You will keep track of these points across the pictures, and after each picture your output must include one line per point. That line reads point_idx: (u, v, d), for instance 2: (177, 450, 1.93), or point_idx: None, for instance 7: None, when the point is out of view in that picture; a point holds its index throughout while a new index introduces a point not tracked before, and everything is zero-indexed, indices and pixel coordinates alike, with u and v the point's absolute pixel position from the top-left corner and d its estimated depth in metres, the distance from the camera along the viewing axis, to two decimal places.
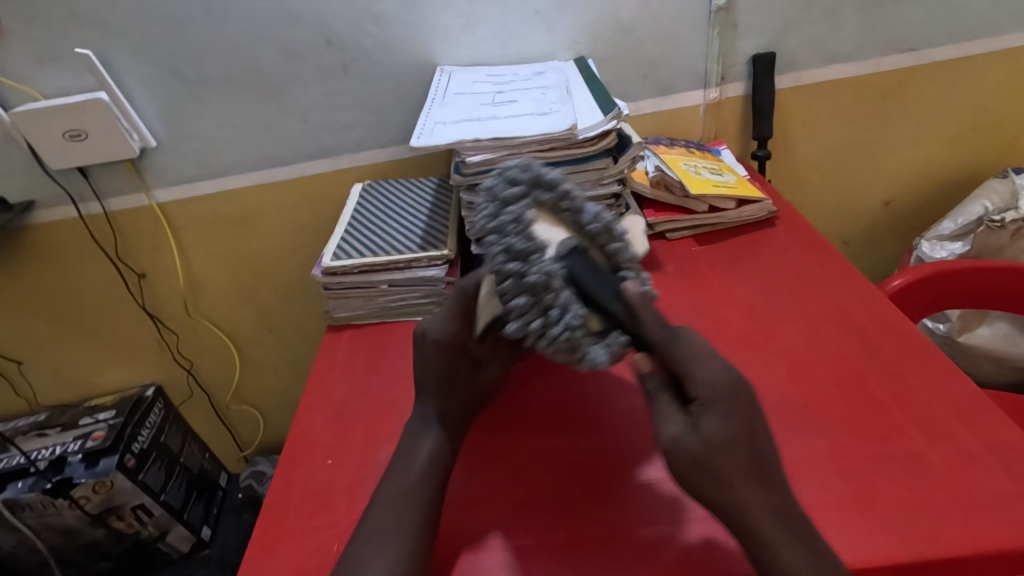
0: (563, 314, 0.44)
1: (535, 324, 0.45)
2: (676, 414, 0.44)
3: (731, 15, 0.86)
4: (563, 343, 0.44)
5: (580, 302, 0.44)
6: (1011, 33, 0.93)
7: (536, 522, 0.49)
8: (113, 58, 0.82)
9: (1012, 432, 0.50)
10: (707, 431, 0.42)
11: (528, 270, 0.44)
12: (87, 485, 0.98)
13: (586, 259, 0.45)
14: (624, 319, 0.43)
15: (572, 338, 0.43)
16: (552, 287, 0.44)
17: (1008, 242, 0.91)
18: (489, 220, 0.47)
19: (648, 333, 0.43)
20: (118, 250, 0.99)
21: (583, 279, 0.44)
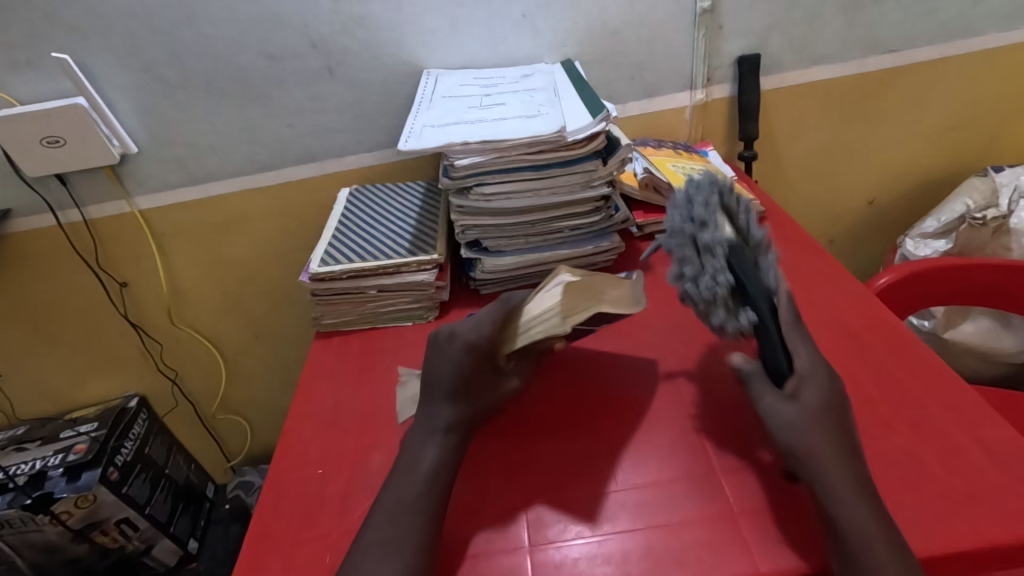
0: (706, 275, 0.49)
1: (686, 272, 0.50)
2: (774, 389, 0.47)
3: (716, 17, 0.87)
4: (704, 296, 0.49)
5: (736, 276, 0.49)
6: (990, 34, 0.95)
7: (548, 528, 0.48)
8: (91, 63, 0.81)
9: (1001, 428, 0.50)
10: (808, 402, 0.46)
11: (704, 233, 0.50)
12: (69, 500, 0.95)
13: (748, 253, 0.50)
14: (753, 294, 0.49)
15: (704, 298, 0.49)
16: (717, 253, 0.49)
17: (990, 239, 0.94)
18: (700, 197, 0.52)
19: (780, 314, 0.49)
20: (99, 259, 0.96)
21: (738, 266, 0.49)
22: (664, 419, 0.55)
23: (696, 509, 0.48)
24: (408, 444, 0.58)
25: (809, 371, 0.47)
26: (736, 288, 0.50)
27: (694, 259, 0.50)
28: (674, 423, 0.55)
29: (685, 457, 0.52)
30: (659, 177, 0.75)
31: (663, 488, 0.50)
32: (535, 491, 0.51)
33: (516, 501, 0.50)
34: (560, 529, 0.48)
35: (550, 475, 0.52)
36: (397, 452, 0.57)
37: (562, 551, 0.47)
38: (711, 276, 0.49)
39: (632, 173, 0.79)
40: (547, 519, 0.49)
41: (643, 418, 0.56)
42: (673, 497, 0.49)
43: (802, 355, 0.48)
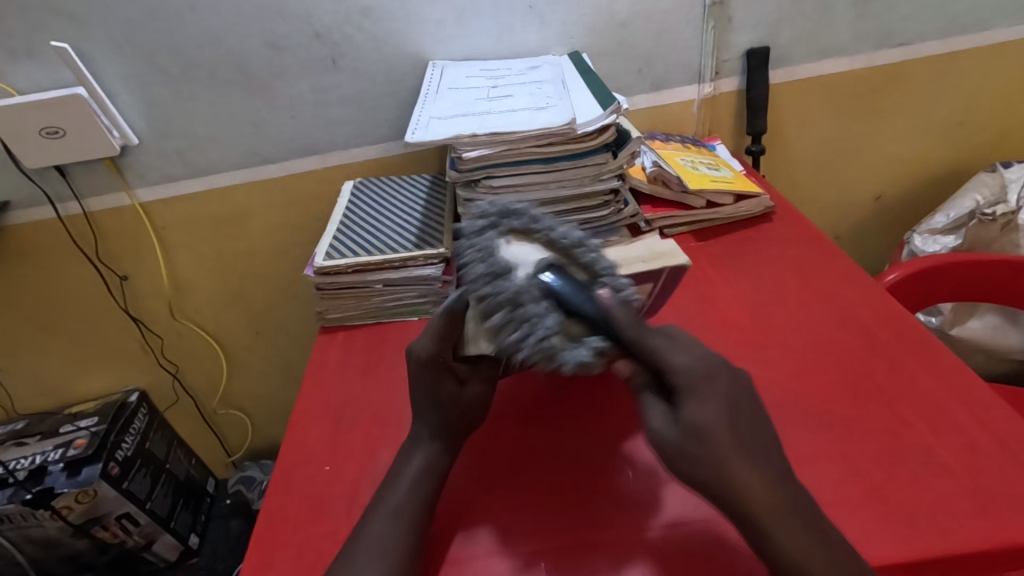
0: (535, 327, 0.47)
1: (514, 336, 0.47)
2: (660, 405, 0.44)
3: (725, 9, 0.86)
4: (542, 349, 0.46)
5: (568, 293, 0.47)
6: (1000, 28, 0.94)
7: (628, 511, 0.48)
8: (91, 52, 0.79)
9: (1017, 425, 0.50)
10: (692, 418, 0.41)
11: (508, 286, 0.49)
12: (69, 494, 0.95)
13: (561, 281, 0.48)
14: (604, 319, 0.46)
15: (541, 344, 0.46)
16: (532, 299, 0.48)
17: (999, 235, 0.93)
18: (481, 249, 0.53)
19: (622, 332, 0.45)
20: (99, 252, 0.95)
21: (559, 291, 0.48)
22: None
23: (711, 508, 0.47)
24: None
25: None
26: (570, 313, 0.47)
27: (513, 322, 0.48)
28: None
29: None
30: (668, 172, 0.75)
31: (677, 486, 0.49)
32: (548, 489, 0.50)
33: (529, 498, 0.50)
34: (572, 528, 0.47)
35: (563, 472, 0.52)
36: None
37: (574, 550, 0.46)
38: (539, 324, 0.47)
39: (641, 168, 0.79)
40: (560, 517, 0.48)
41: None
42: (687, 494, 0.48)
43: (674, 358, 0.44)
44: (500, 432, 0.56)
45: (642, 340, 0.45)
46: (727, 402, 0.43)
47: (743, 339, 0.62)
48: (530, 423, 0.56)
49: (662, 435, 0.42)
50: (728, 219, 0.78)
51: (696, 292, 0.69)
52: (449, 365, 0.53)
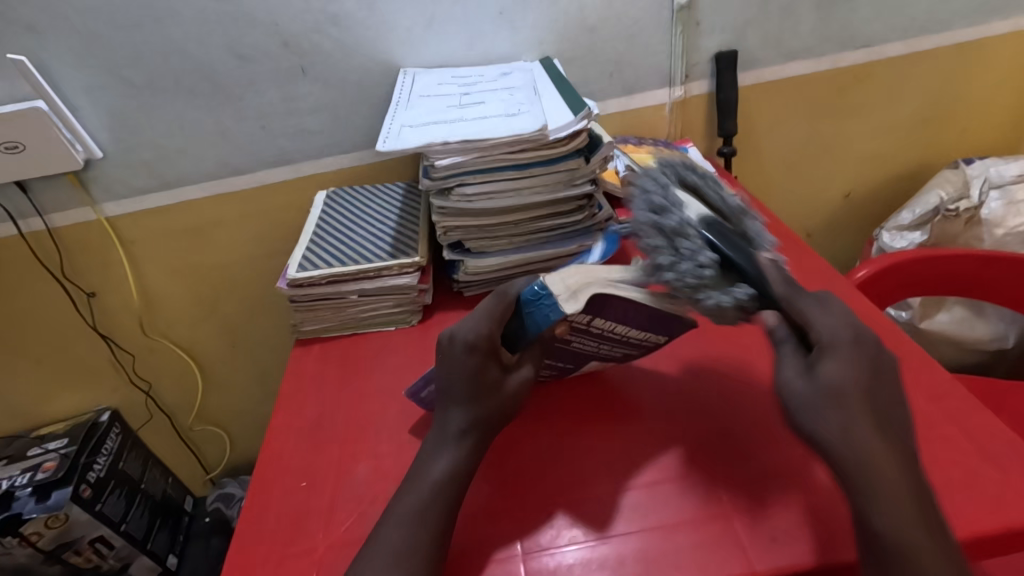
0: (686, 258, 0.45)
1: (660, 260, 0.45)
2: (797, 359, 0.44)
3: (693, 13, 0.87)
4: (687, 283, 0.45)
5: (724, 248, 0.46)
6: (958, 29, 0.96)
7: (648, 511, 0.48)
8: (50, 65, 0.77)
9: (982, 415, 0.51)
10: (828, 374, 0.41)
11: (667, 218, 0.46)
12: (39, 520, 0.92)
13: (721, 232, 0.47)
14: (754, 275, 0.45)
15: (682, 279, 0.44)
16: (688, 233, 0.47)
17: (962, 231, 0.97)
18: (658, 185, 0.49)
19: (774, 289, 0.45)
20: (65, 269, 0.93)
21: (720, 239, 0.46)
22: (687, 411, 0.55)
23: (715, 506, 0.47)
24: (393, 453, 0.56)
25: (832, 333, 0.44)
26: (724, 262, 0.46)
27: (665, 239, 0.46)
28: (662, 424, 0.55)
29: (708, 454, 0.51)
30: None
31: (659, 488, 0.49)
32: (558, 493, 0.50)
33: (509, 508, 0.50)
34: (552, 535, 0.47)
35: (543, 480, 0.52)
36: (383, 462, 0.56)
37: (555, 558, 0.46)
38: (688, 254, 0.45)
39: (615, 172, 0.80)
40: (550, 523, 0.48)
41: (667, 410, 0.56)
42: (695, 492, 0.49)
43: (820, 319, 0.44)
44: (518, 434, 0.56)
45: (792, 298, 0.45)
46: (864, 388, 0.41)
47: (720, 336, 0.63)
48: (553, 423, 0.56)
49: (828, 328, 0.44)
50: None
51: None
52: (495, 350, 0.50)
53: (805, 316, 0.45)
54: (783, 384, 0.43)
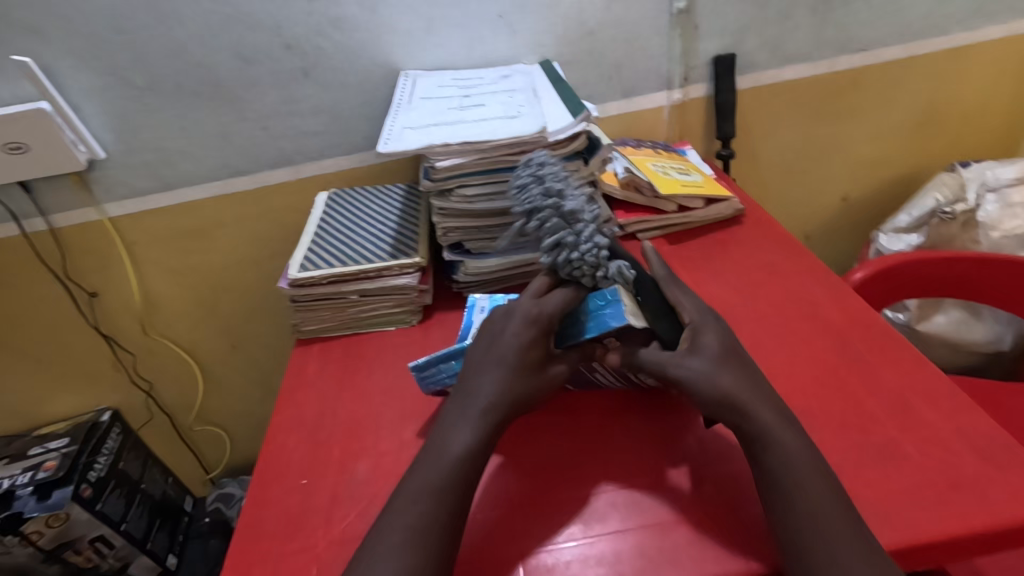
0: (580, 241, 0.56)
1: (566, 240, 0.56)
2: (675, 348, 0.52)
3: (691, 17, 0.87)
4: (590, 260, 0.55)
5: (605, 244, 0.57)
6: (954, 33, 0.97)
7: (631, 511, 0.48)
8: (54, 66, 0.78)
9: (977, 414, 0.52)
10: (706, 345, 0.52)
11: (572, 213, 0.57)
12: (39, 519, 0.92)
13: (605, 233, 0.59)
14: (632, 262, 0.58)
15: (585, 258, 0.55)
16: (580, 220, 0.57)
17: (959, 233, 0.97)
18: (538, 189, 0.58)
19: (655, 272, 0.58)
20: (67, 269, 0.93)
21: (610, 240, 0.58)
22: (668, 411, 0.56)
23: (702, 505, 0.48)
24: (393, 452, 0.57)
25: (696, 317, 0.55)
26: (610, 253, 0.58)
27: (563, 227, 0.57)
28: (641, 424, 0.55)
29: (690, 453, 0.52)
30: (639, 177, 0.76)
31: (655, 486, 0.50)
32: (539, 493, 0.51)
33: (506, 504, 0.50)
34: (550, 532, 0.48)
35: (538, 479, 0.52)
36: (383, 460, 0.56)
37: (553, 554, 0.46)
38: (584, 240, 0.56)
39: (613, 173, 0.81)
40: (541, 522, 0.49)
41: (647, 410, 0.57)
42: (680, 491, 0.49)
43: (686, 303, 0.56)
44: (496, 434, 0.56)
45: (665, 283, 0.57)
46: (732, 362, 0.51)
47: None
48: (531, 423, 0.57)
49: (693, 309, 0.56)
50: (699, 223, 0.80)
51: None
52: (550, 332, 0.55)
53: (673, 299, 0.56)
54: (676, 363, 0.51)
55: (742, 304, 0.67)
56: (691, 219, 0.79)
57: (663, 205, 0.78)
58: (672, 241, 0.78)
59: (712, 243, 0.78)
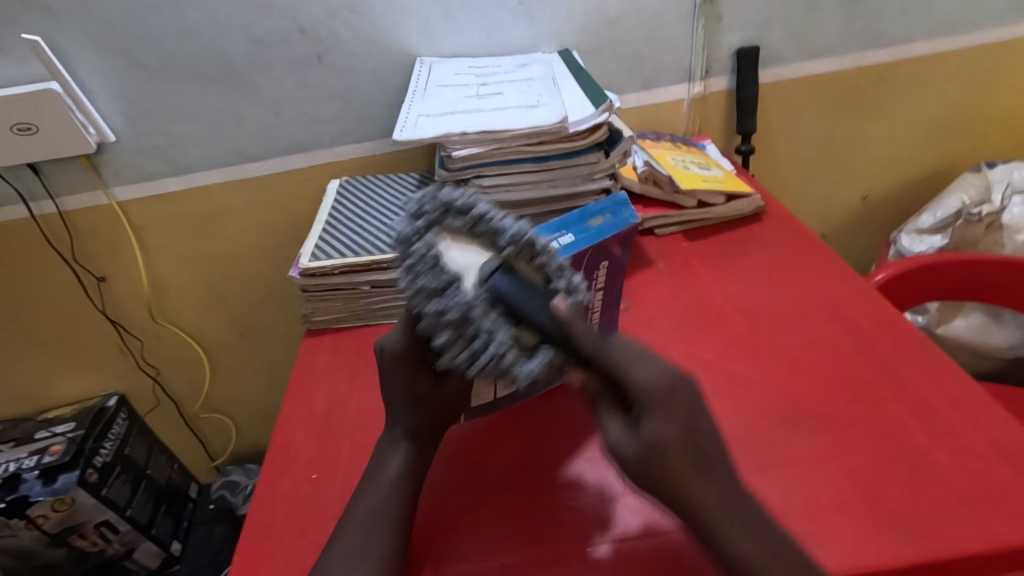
0: (489, 337, 0.39)
1: (470, 332, 0.40)
2: None
3: (716, 8, 0.85)
4: (491, 367, 0.40)
5: (533, 317, 0.39)
6: (986, 29, 0.94)
7: (641, 515, 0.48)
8: (64, 46, 0.76)
9: (1008, 423, 0.50)
10: None
11: (447, 305, 0.40)
12: (45, 503, 0.92)
13: (522, 277, 0.41)
14: (556, 326, 0.39)
15: (495, 358, 0.39)
16: (472, 316, 0.40)
17: (983, 236, 0.95)
18: (420, 258, 0.42)
19: (580, 346, 0.39)
20: (75, 252, 0.92)
21: (509, 289, 0.40)
22: None
23: None
24: None
25: (650, 385, 0.40)
26: (518, 328, 0.40)
27: (456, 334, 0.40)
28: None
29: None
30: (659, 172, 0.75)
31: None
32: (543, 497, 0.50)
33: (522, 506, 0.49)
34: (566, 536, 0.47)
35: (541, 482, 0.51)
36: None
37: (568, 560, 0.45)
38: (484, 342, 0.39)
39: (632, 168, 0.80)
40: (553, 525, 0.48)
41: None
42: None
43: None
44: (494, 435, 0.55)
45: (598, 352, 0.39)
46: None
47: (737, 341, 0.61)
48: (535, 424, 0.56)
49: None
50: (719, 219, 0.78)
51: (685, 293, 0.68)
52: None
53: (622, 367, 0.40)
54: (611, 445, 0.40)
55: (761, 303, 0.66)
56: (710, 215, 0.77)
57: (683, 200, 0.77)
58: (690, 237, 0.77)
59: (732, 241, 0.76)
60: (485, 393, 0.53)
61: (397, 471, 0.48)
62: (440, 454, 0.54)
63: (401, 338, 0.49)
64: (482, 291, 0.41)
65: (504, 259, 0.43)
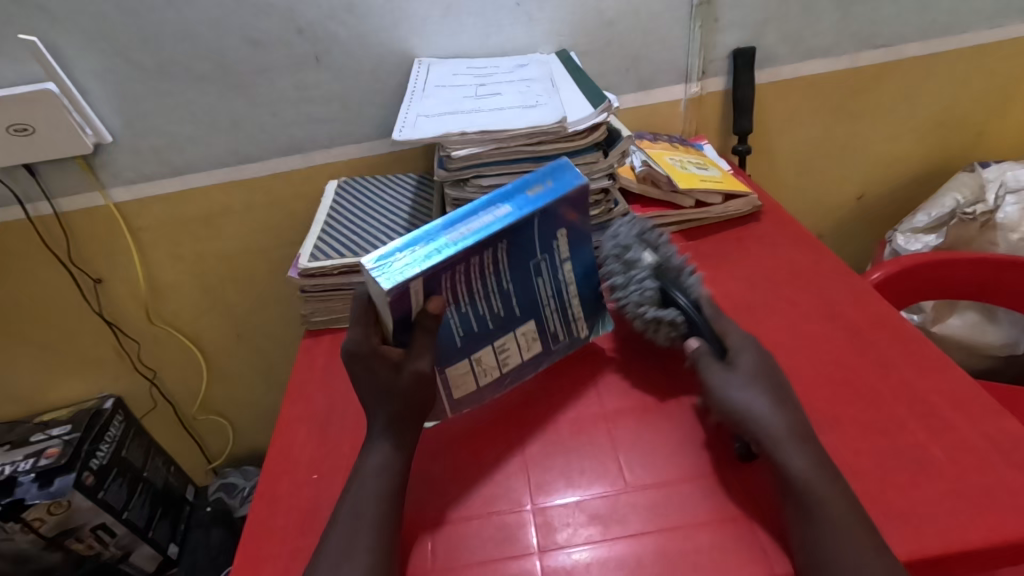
0: (631, 284, 0.59)
1: (619, 284, 0.60)
2: (717, 365, 0.52)
3: (712, 9, 0.85)
4: (634, 301, 0.58)
5: (663, 284, 0.57)
6: (979, 30, 0.95)
7: (642, 513, 0.48)
8: (62, 47, 0.76)
9: (1005, 418, 0.51)
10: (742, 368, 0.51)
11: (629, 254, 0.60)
12: (41, 506, 0.92)
13: (671, 274, 0.58)
14: (677, 300, 0.56)
15: (633, 300, 0.58)
16: (640, 265, 0.59)
17: (977, 234, 0.95)
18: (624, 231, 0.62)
19: (703, 314, 0.55)
20: (71, 254, 0.92)
21: (668, 281, 0.57)
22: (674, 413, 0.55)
23: (715, 509, 0.47)
24: None
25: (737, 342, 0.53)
26: (664, 297, 0.57)
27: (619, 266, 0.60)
28: (645, 423, 0.54)
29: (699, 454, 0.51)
30: (657, 171, 0.75)
31: (677, 489, 0.49)
32: (546, 495, 0.50)
33: (523, 503, 0.49)
34: (568, 534, 0.47)
35: (542, 479, 0.51)
36: None
37: (569, 557, 0.45)
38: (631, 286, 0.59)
39: (630, 167, 0.80)
40: (555, 523, 0.48)
41: (652, 409, 0.56)
42: (693, 495, 0.48)
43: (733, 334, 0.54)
44: (495, 434, 0.55)
45: (716, 320, 0.55)
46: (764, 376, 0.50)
47: None
48: (536, 423, 0.56)
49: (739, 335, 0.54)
50: (717, 219, 0.78)
51: None
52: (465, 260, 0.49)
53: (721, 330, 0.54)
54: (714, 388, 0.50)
55: (759, 302, 0.66)
56: (709, 214, 0.78)
57: (681, 200, 0.77)
58: (688, 237, 0.77)
59: (730, 240, 0.76)
60: (468, 382, 0.56)
61: (402, 471, 0.48)
62: (442, 453, 0.54)
63: (354, 333, 0.51)
64: (400, 276, 0.47)
65: (424, 245, 0.49)
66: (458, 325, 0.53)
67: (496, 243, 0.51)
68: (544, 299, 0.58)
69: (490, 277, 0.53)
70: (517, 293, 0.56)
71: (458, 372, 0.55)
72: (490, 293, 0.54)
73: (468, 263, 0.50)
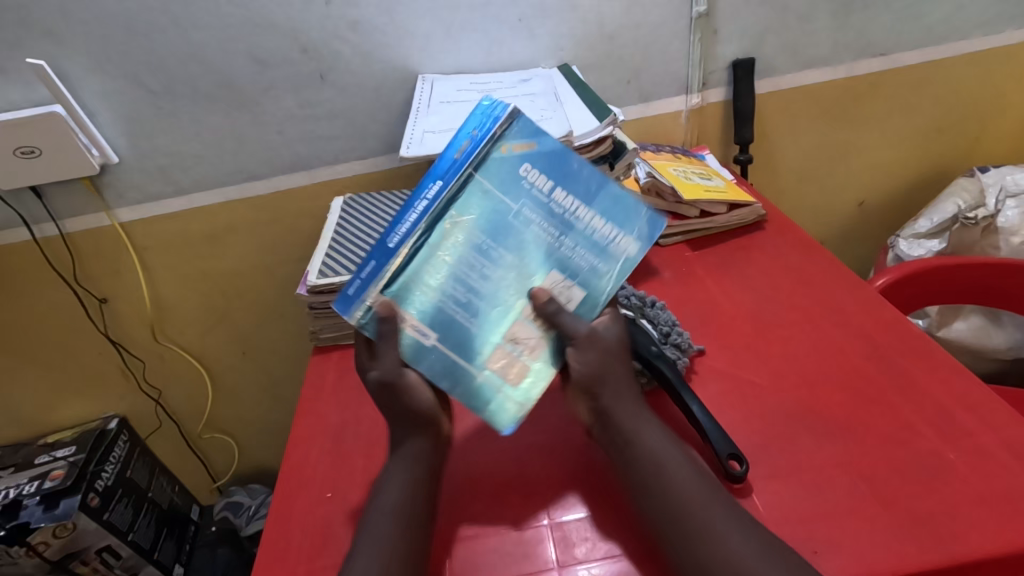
0: None
1: None
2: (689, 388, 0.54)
3: (711, 21, 0.87)
4: None
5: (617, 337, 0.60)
6: (974, 37, 0.96)
7: None
8: (68, 70, 0.77)
9: (1019, 423, 0.51)
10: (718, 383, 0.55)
11: None
12: (47, 530, 0.90)
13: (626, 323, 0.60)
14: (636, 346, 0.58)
15: None
16: None
17: (980, 238, 0.96)
18: None
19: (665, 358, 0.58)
20: (77, 274, 0.92)
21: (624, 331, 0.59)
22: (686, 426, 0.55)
23: None
24: None
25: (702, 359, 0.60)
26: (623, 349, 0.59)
27: None
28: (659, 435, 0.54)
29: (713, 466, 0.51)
30: (662, 182, 0.75)
31: None
32: (562, 510, 0.49)
33: (540, 518, 0.49)
34: (586, 548, 0.47)
35: (557, 493, 0.51)
36: None
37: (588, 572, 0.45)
38: None
39: (635, 180, 0.80)
40: (573, 537, 0.47)
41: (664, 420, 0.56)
42: None
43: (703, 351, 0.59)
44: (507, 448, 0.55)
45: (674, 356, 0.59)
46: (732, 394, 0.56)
47: (746, 349, 0.62)
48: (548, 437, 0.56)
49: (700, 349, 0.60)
50: (722, 228, 0.79)
51: (692, 302, 0.69)
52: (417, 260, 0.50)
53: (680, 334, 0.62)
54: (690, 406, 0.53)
55: (767, 310, 0.66)
56: (714, 224, 0.78)
57: (686, 210, 0.77)
58: (693, 247, 0.78)
59: (735, 249, 0.76)
60: (516, 368, 0.48)
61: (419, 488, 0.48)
62: (455, 469, 0.54)
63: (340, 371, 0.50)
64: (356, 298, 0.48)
65: (375, 261, 0.48)
66: (458, 310, 0.48)
67: (443, 217, 0.47)
68: (555, 240, 0.49)
69: (469, 248, 0.48)
70: (515, 247, 0.48)
71: (500, 363, 0.48)
72: (481, 265, 0.48)
73: (423, 252, 0.47)
